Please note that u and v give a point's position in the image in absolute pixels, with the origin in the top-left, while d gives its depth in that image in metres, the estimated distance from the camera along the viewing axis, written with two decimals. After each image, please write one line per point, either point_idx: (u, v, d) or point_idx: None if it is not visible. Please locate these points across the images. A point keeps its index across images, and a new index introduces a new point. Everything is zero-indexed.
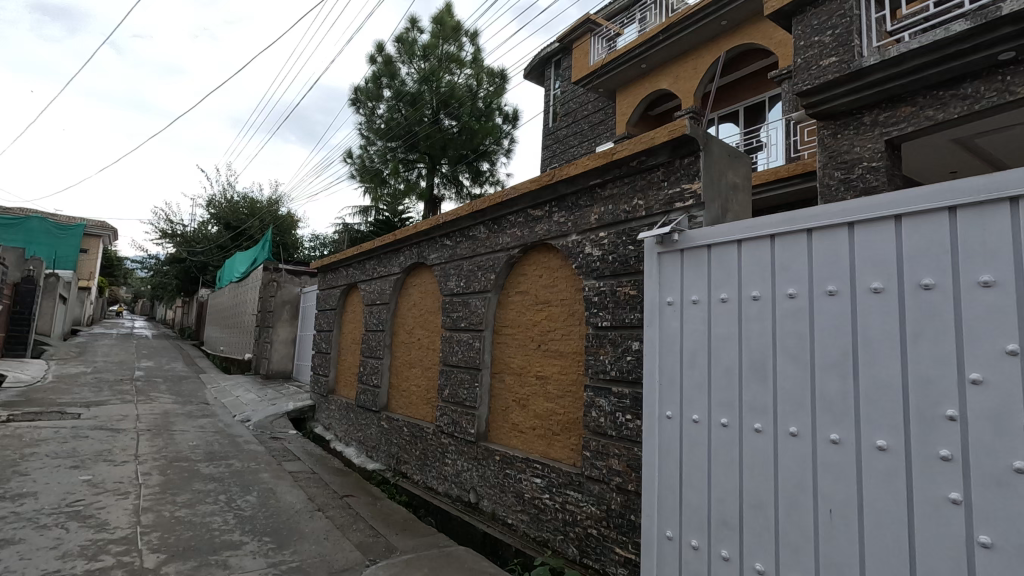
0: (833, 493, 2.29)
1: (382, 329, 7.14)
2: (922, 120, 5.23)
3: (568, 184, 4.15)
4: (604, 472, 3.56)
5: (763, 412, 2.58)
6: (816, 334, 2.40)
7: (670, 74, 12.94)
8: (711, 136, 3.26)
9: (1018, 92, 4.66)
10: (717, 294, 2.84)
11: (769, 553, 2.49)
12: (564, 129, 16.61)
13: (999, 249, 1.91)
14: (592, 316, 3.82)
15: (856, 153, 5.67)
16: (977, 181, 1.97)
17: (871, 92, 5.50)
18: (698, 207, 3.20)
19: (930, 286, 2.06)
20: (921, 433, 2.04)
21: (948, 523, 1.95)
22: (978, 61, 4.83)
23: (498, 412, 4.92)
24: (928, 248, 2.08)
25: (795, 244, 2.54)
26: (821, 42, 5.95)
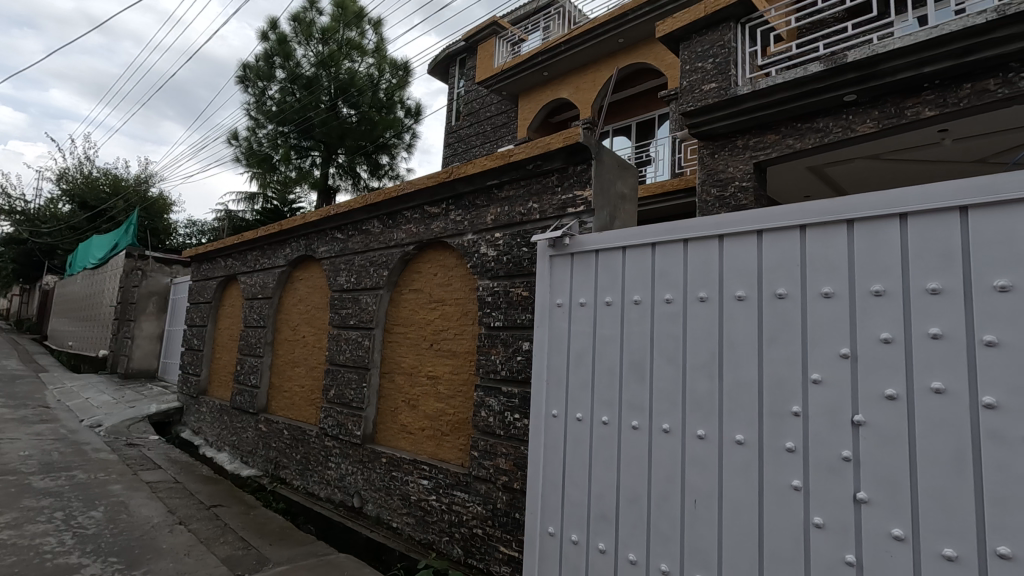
0: (697, 484, 2.48)
1: (263, 325, 6.66)
2: (784, 147, 5.86)
3: (466, 183, 4.12)
4: (491, 472, 3.58)
5: (640, 410, 2.73)
6: (689, 337, 2.58)
7: (570, 84, 13.40)
8: (603, 146, 3.41)
9: (858, 131, 5.37)
10: (603, 297, 2.96)
11: (641, 544, 2.63)
12: (467, 129, 16.62)
13: (838, 265, 2.17)
14: (484, 316, 3.83)
15: (730, 173, 6.23)
16: (823, 203, 2.22)
17: (744, 118, 6.06)
18: (589, 213, 3.32)
19: (784, 295, 2.30)
20: (773, 427, 2.27)
21: (791, 508, 2.19)
22: (828, 100, 5.50)
23: (386, 414, 4.78)
24: (783, 262, 2.32)
25: (672, 253, 2.71)
26: (703, 68, 6.42)
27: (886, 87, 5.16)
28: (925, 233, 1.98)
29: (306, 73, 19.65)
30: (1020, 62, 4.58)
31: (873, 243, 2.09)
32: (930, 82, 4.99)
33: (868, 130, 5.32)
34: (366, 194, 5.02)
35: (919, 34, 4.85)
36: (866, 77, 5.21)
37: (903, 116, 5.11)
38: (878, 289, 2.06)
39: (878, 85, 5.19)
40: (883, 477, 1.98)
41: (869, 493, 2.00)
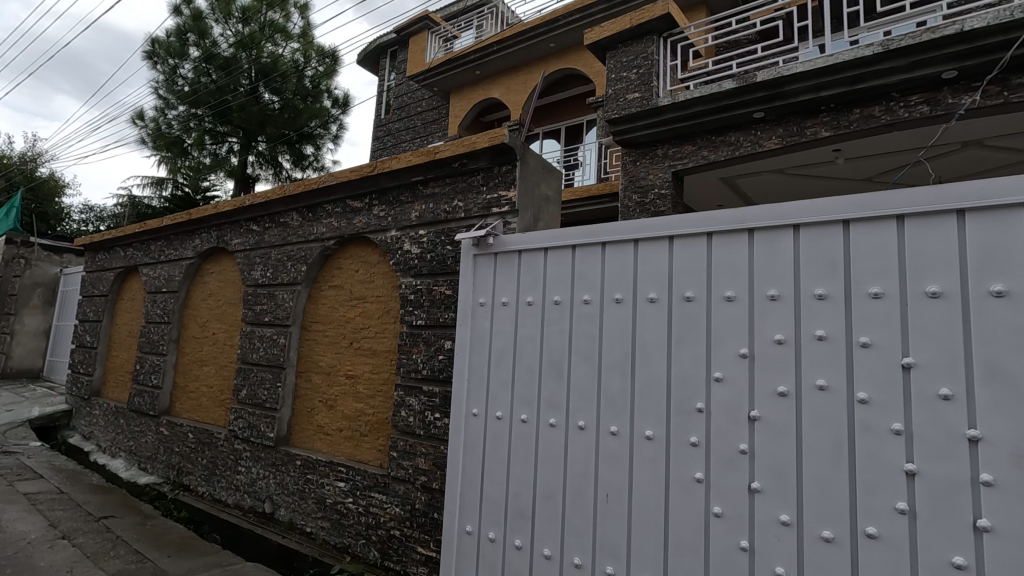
0: (609, 479, 2.57)
1: (167, 321, 6.20)
2: (700, 158, 6.20)
3: (390, 178, 4.04)
4: (410, 472, 3.54)
5: (558, 407, 2.79)
6: (605, 337, 2.68)
7: (502, 84, 13.48)
8: (527, 148, 3.45)
9: (765, 146, 5.78)
10: (524, 297, 3.00)
11: (556, 538, 2.69)
12: (396, 123, 16.30)
13: (739, 270, 2.33)
14: (407, 314, 3.76)
15: (650, 181, 6.52)
16: (728, 213, 2.37)
17: (664, 128, 6.35)
18: (513, 214, 3.35)
19: (691, 298, 2.44)
20: (679, 423, 2.40)
21: (694, 499, 2.33)
22: (740, 115, 5.86)
23: (302, 414, 4.59)
24: (691, 267, 2.46)
25: (591, 255, 2.79)
26: (627, 78, 6.65)
27: (789, 107, 5.57)
28: (813, 243, 2.17)
29: (225, 53, 18.64)
30: (900, 92, 5.10)
31: (770, 252, 2.26)
32: (826, 105, 5.45)
33: (773, 145, 5.73)
34: (285, 184, 4.80)
35: (818, 60, 5.27)
36: (773, 97, 5.60)
37: (804, 134, 5.55)
38: (773, 293, 2.23)
39: (783, 105, 5.60)
40: (774, 467, 2.15)
41: (761, 483, 2.17)
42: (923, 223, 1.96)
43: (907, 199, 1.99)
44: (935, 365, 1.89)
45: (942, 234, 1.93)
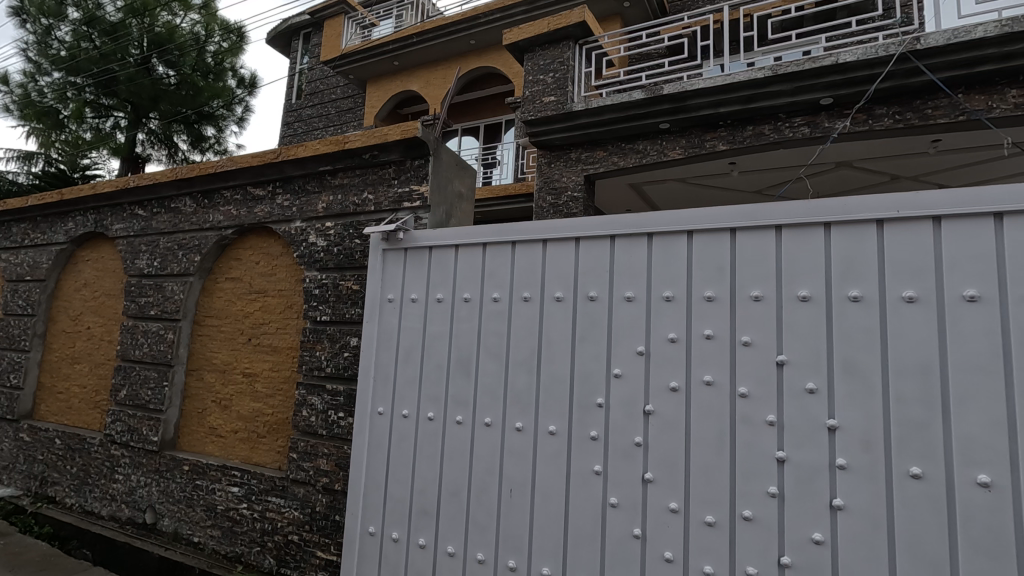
0: (513, 475, 2.62)
1: (31, 314, 5.51)
2: (611, 164, 6.45)
3: (295, 166, 3.84)
4: (311, 474, 3.39)
5: (465, 405, 2.79)
6: (512, 335, 2.72)
7: (420, 77, 13.26)
8: (440, 143, 3.42)
9: (670, 156, 6.12)
10: (434, 294, 2.98)
11: (460, 536, 2.70)
12: (308, 109, 15.57)
13: (639, 272, 2.45)
14: (310, 309, 3.60)
15: (563, 183, 6.71)
16: (630, 217, 2.49)
17: (577, 133, 6.55)
18: (425, 209, 3.31)
19: (594, 298, 2.53)
20: (580, 417, 2.49)
21: (592, 490, 2.43)
22: (648, 125, 6.17)
23: (191, 416, 4.26)
24: (595, 268, 2.56)
25: (501, 253, 2.82)
26: (544, 81, 6.78)
27: (692, 120, 5.94)
28: (705, 249, 2.33)
29: (111, 18, 16.71)
30: (786, 114, 5.61)
31: (667, 255, 2.40)
32: (724, 121, 5.87)
33: (677, 155, 6.09)
34: (177, 167, 4.43)
35: (717, 78, 5.65)
36: (678, 110, 5.94)
37: (704, 147, 5.95)
38: (668, 295, 2.38)
39: (686, 117, 5.95)
40: (665, 458, 2.29)
41: (654, 474, 2.31)
42: (796, 233, 2.17)
43: (785, 212, 2.18)
44: (803, 362, 2.10)
45: (812, 243, 2.14)
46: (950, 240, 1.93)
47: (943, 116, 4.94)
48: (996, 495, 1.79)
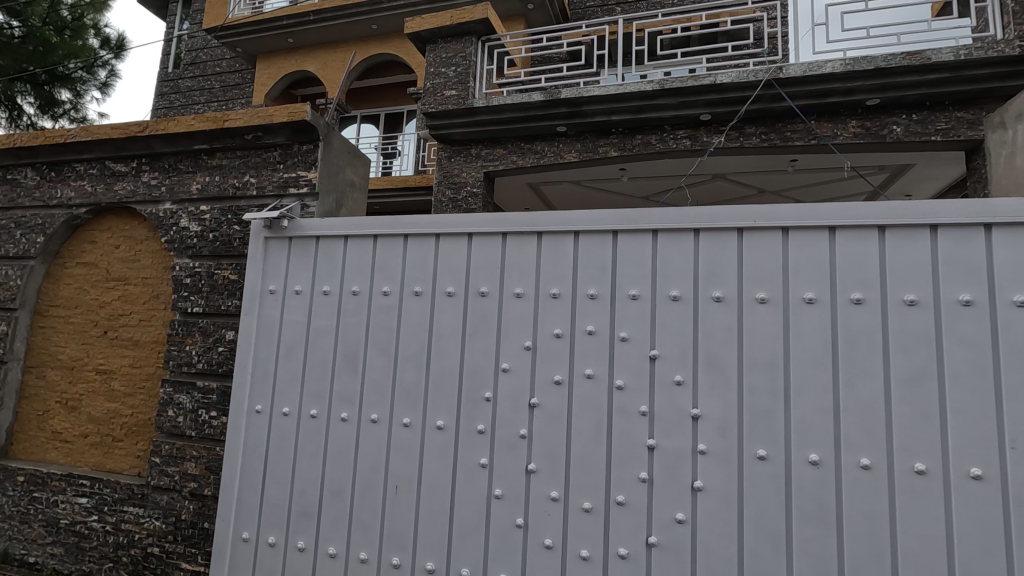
0: (399, 471, 2.58)
1: None
2: (510, 162, 6.56)
3: (165, 142, 3.49)
4: (176, 479, 3.11)
5: (350, 401, 2.71)
6: (402, 329, 2.68)
7: (317, 58, 12.60)
8: (331, 128, 3.27)
9: (566, 158, 6.35)
10: (320, 286, 2.85)
11: (342, 536, 2.62)
12: (188, 81, 14.20)
13: (529, 270, 2.52)
14: (179, 300, 3.29)
15: (463, 178, 6.71)
16: (520, 215, 2.55)
17: (478, 130, 6.56)
18: (313, 196, 3.15)
19: (485, 293, 2.57)
20: (468, 412, 2.51)
21: (477, 483, 2.46)
22: (546, 127, 6.33)
23: (29, 418, 3.72)
24: (486, 264, 2.59)
25: (392, 246, 2.76)
26: (445, 74, 6.72)
27: (587, 125, 6.19)
28: (589, 248, 2.45)
29: None
30: (671, 126, 6.02)
31: (555, 254, 2.49)
32: (616, 128, 6.19)
33: (572, 158, 6.33)
34: (14, 133, 3.83)
35: (611, 86, 5.92)
36: (574, 114, 6.15)
37: (597, 152, 6.24)
38: (555, 292, 2.47)
39: (582, 122, 6.19)
40: (548, 449, 2.39)
41: (537, 464, 2.39)
42: (670, 238, 2.35)
43: (661, 218, 2.35)
44: (672, 356, 2.28)
45: (683, 248, 2.33)
46: (795, 249, 2.19)
47: (800, 139, 5.59)
48: (822, 471, 2.06)
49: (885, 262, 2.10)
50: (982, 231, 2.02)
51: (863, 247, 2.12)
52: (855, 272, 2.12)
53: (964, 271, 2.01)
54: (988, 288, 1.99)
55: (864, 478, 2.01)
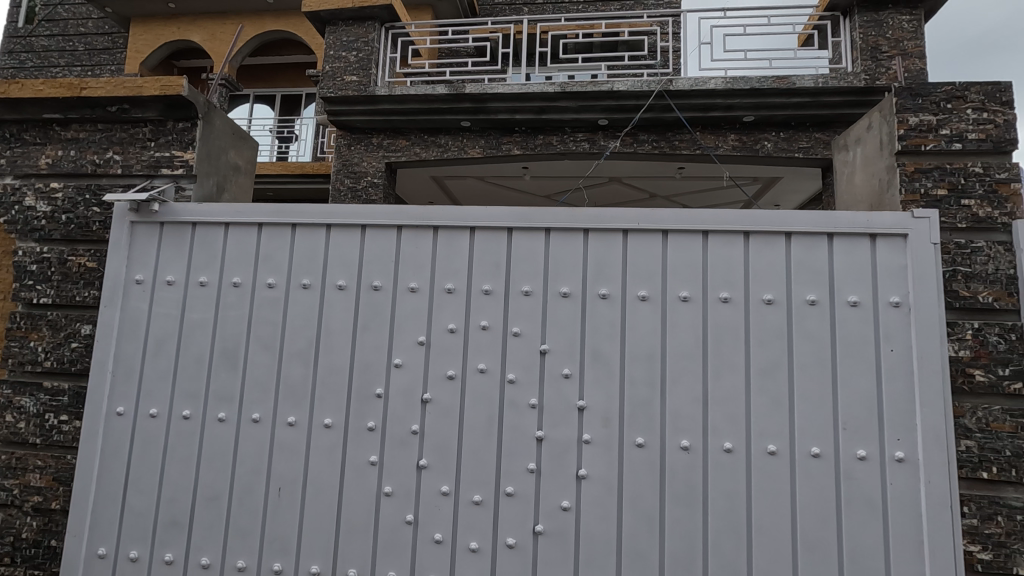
0: (282, 472, 2.45)
1: None
2: (413, 154, 6.45)
3: (6, 108, 3.03)
4: (15, 493, 2.74)
5: (228, 400, 2.53)
6: (288, 324, 2.54)
7: (203, 28, 11.58)
8: (211, 106, 3.02)
9: (469, 153, 6.36)
10: (195, 277, 2.63)
11: (217, 545, 2.45)
12: (44, 39, 12.46)
13: (423, 264, 2.50)
14: (22, 289, 2.89)
15: (363, 168, 6.50)
16: (415, 209, 2.52)
17: (379, 119, 6.36)
18: (189, 179, 2.89)
19: (378, 287, 2.51)
20: (358, 409, 2.45)
21: (366, 481, 2.41)
22: (449, 121, 6.29)
23: None
24: (380, 257, 2.53)
25: (278, 236, 2.61)
26: (346, 59, 6.46)
27: (490, 122, 6.23)
28: (484, 244, 2.47)
29: None
30: (571, 129, 6.23)
31: (450, 249, 2.49)
32: (519, 127, 6.29)
33: (476, 154, 6.35)
34: None
35: (514, 85, 5.99)
36: (478, 110, 6.15)
37: (500, 149, 6.32)
38: (450, 287, 2.47)
39: (485, 119, 6.21)
40: (439, 444, 2.38)
41: (428, 460, 2.38)
42: (562, 237, 2.43)
43: (553, 217, 2.43)
44: (562, 351, 2.37)
45: (573, 246, 2.42)
46: (673, 250, 2.36)
47: (686, 148, 6.01)
48: (692, 456, 2.24)
49: (748, 265, 2.32)
50: (825, 239, 2.30)
51: (730, 251, 2.33)
52: (723, 273, 2.32)
53: (811, 274, 2.28)
54: (829, 289, 2.27)
55: (726, 460, 2.22)
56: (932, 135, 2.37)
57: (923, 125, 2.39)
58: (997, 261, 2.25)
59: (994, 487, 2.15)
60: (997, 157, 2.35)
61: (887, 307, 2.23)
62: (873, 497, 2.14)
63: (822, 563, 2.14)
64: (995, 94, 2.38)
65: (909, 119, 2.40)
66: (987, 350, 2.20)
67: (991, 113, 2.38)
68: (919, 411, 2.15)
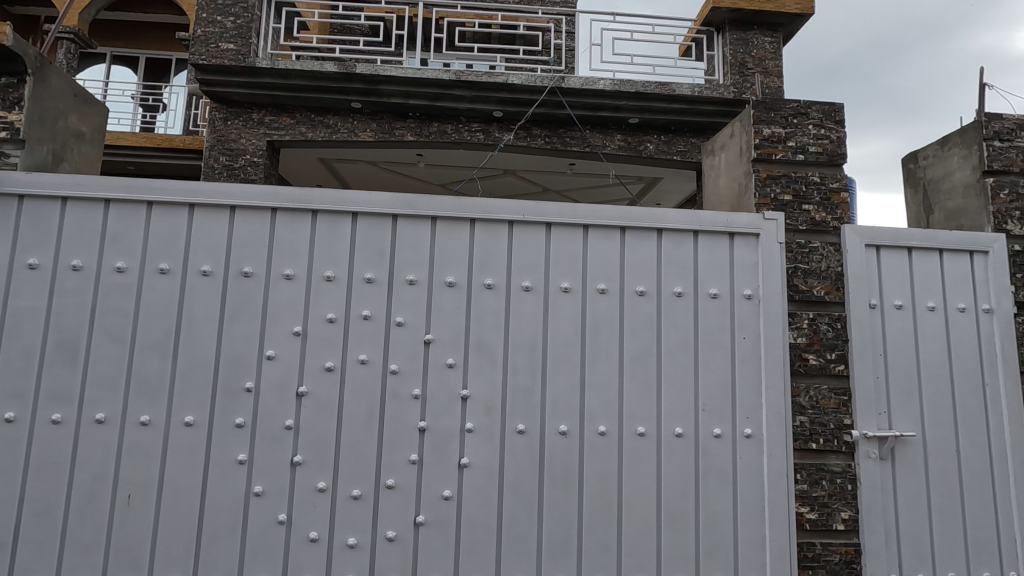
0: (133, 477, 2.21)
1: None
2: (298, 133, 6.07)
3: None
4: None
5: (65, 400, 2.22)
6: (141, 313, 2.28)
7: None
8: (45, 61, 2.61)
9: (360, 136, 6.11)
10: (24, 259, 2.28)
11: (50, 563, 2.15)
12: None
13: (301, 250, 2.36)
14: None
15: (241, 145, 5.99)
16: (292, 191, 2.37)
17: (260, 93, 5.90)
18: (15, 145, 2.49)
19: (248, 273, 2.33)
20: (224, 405, 2.26)
21: (233, 482, 2.24)
22: (339, 101, 5.98)
23: None
24: (252, 241, 2.35)
25: (131, 215, 2.33)
26: (222, 24, 5.89)
27: (383, 105, 6.02)
28: (366, 232, 2.39)
29: None
30: (466, 118, 6.21)
31: (329, 235, 2.38)
32: (413, 112, 6.15)
33: (367, 137, 6.12)
34: None
35: (409, 69, 5.84)
36: (370, 91, 5.91)
37: (393, 134, 6.14)
38: (329, 275, 2.35)
39: (377, 101, 5.99)
40: (316, 439, 2.28)
41: (303, 456, 2.26)
42: (447, 226, 2.41)
43: (439, 205, 2.40)
44: (446, 340, 2.36)
45: (459, 236, 2.41)
46: (555, 242, 2.44)
47: (577, 145, 6.24)
48: (569, 440, 2.34)
49: (624, 258, 2.46)
50: (691, 236, 2.49)
51: (607, 245, 2.46)
52: (600, 266, 2.44)
53: (679, 268, 2.47)
54: (694, 282, 2.47)
55: (600, 443, 2.35)
56: (781, 146, 2.65)
57: (774, 136, 2.66)
58: (828, 260, 2.57)
59: (821, 455, 2.46)
60: (831, 168, 2.68)
61: (741, 299, 2.48)
62: (725, 470, 2.38)
63: (682, 533, 2.33)
64: (831, 114, 2.71)
65: (763, 130, 2.67)
66: (819, 336, 2.51)
67: (828, 130, 2.71)
68: (764, 391, 2.42)
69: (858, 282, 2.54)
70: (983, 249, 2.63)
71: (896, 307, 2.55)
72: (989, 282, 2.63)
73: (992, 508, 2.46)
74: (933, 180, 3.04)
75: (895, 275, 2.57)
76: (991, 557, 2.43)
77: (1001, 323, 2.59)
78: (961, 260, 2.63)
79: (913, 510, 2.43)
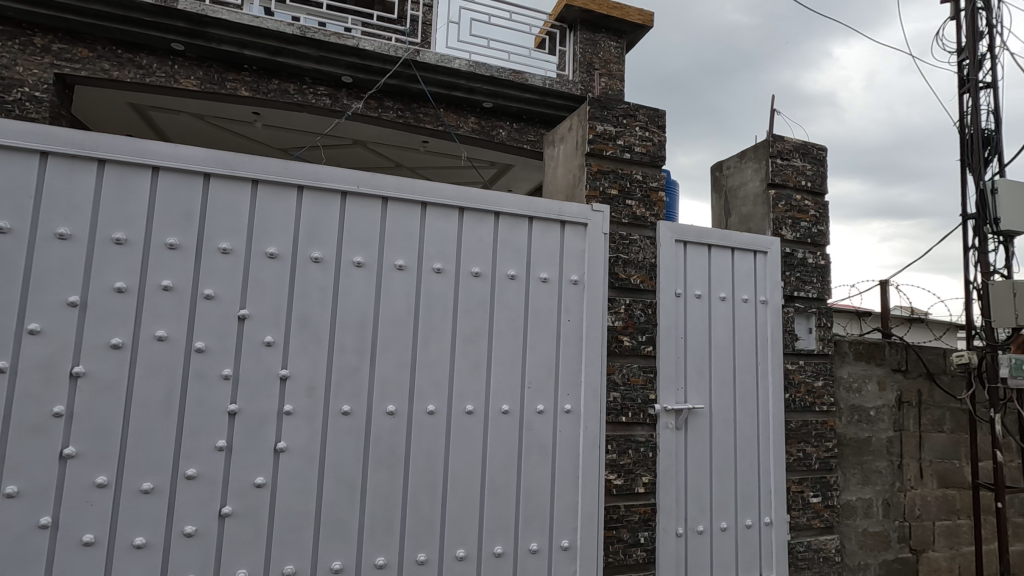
0: None
1: None
2: (98, 70, 5.11)
3: None
4: None
5: None
6: None
7: None
8: None
9: (180, 83, 5.34)
10: None
11: None
12: None
13: (81, 206, 1.99)
14: None
15: (14, 73, 4.84)
16: (69, 133, 1.98)
17: (46, 14, 4.84)
18: None
19: (4, 229, 1.90)
20: None
21: None
22: (154, 39, 5.15)
23: None
24: (9, 190, 1.92)
25: None
26: None
27: (211, 51, 5.32)
28: (169, 190, 2.09)
29: None
30: (311, 80, 5.75)
31: (121, 190, 2.03)
32: (248, 64, 5.52)
33: (190, 85, 5.37)
34: None
35: (244, 16, 5.23)
36: (195, 33, 5.18)
37: (223, 86, 5.46)
38: (119, 237, 2.02)
39: (204, 46, 5.27)
40: (94, 429, 1.95)
41: (77, 448, 1.93)
42: (272, 191, 2.21)
43: (261, 167, 2.19)
44: (263, 316, 2.16)
45: (284, 204, 2.22)
46: (392, 217, 2.36)
47: (430, 123, 6.11)
48: (397, 420, 2.30)
49: (460, 238, 2.47)
50: (526, 222, 2.59)
51: (445, 224, 2.44)
52: (437, 245, 2.42)
53: (513, 251, 2.55)
54: (526, 265, 2.57)
55: (429, 422, 2.35)
56: (611, 143, 2.85)
57: (605, 133, 2.85)
58: (645, 252, 2.84)
59: (629, 428, 2.73)
60: (652, 168, 2.95)
61: (567, 285, 2.64)
62: (545, 444, 2.53)
63: (503, 505, 2.44)
64: (655, 119, 2.97)
65: (597, 126, 2.85)
66: (633, 321, 2.76)
67: (652, 133, 2.97)
68: (583, 369, 2.61)
69: (668, 273, 2.85)
70: (763, 249, 3.11)
71: (696, 296, 2.91)
72: (767, 278, 3.11)
73: (756, 466, 2.94)
74: (733, 188, 3.53)
75: (696, 268, 2.94)
76: (752, 507, 2.91)
77: (773, 313, 3.08)
78: (747, 257, 3.07)
79: (698, 471, 2.81)
